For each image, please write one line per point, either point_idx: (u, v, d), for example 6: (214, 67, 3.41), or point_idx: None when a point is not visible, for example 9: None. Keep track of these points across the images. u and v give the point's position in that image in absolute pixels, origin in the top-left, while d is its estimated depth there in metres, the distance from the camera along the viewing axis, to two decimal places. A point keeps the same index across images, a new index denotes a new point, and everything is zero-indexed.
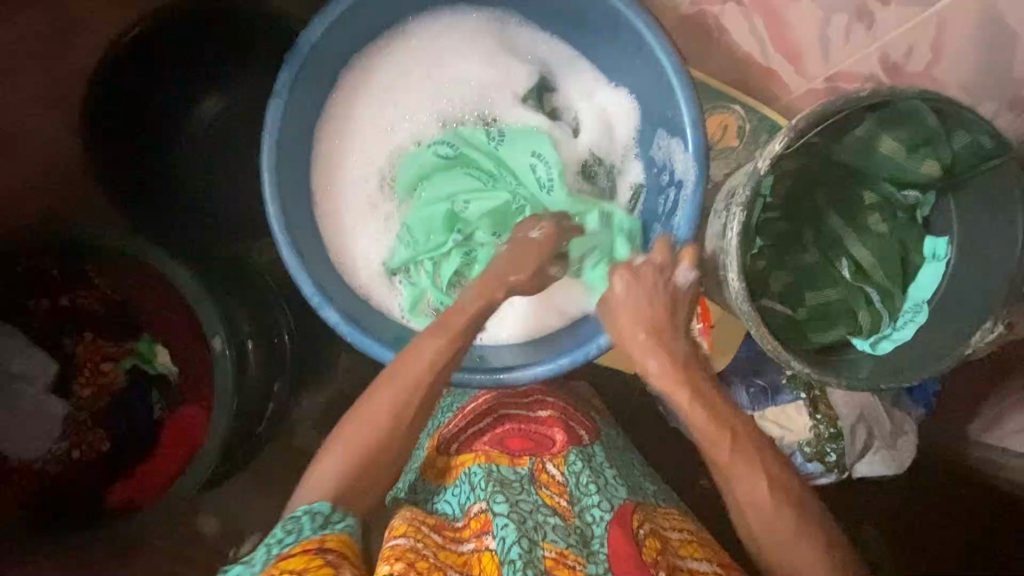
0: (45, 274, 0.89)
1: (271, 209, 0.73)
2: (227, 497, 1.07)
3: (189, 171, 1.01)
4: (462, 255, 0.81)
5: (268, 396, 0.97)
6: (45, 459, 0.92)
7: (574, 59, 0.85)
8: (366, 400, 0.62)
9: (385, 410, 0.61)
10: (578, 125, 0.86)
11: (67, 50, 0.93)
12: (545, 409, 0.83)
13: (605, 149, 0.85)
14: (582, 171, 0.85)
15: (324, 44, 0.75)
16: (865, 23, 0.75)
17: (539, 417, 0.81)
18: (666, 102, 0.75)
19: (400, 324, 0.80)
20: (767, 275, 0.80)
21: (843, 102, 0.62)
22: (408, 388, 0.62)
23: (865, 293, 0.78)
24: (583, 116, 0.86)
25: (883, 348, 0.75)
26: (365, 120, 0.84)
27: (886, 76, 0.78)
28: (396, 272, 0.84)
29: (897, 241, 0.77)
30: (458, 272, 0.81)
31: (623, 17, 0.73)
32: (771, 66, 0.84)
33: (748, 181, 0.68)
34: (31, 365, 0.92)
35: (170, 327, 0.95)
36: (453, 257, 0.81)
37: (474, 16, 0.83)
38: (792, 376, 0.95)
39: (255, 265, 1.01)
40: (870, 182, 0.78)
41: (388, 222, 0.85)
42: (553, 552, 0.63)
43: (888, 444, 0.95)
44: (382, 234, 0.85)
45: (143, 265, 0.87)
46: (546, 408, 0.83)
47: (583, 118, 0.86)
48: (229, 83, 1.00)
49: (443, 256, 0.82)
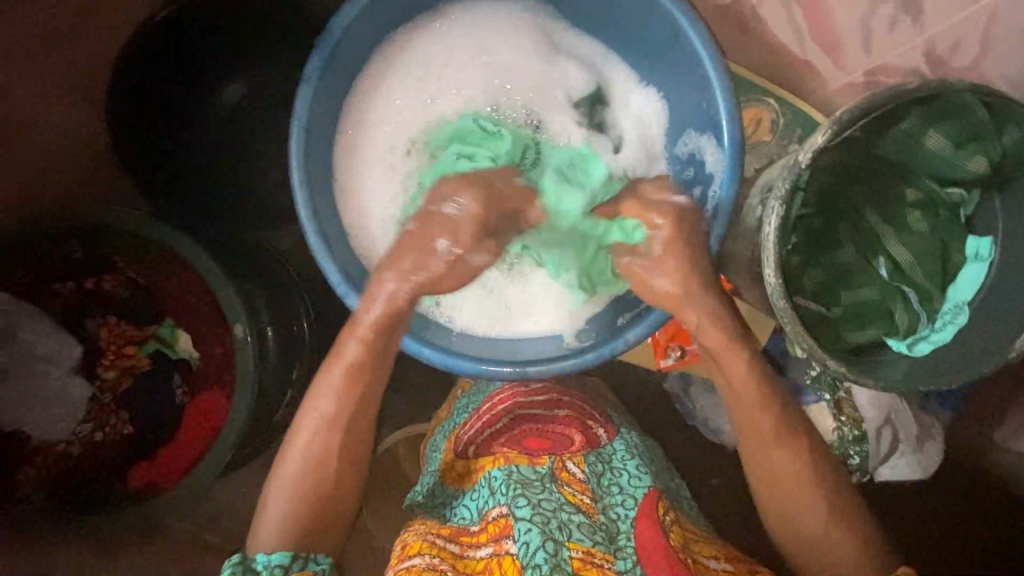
0: (70, 259, 0.90)
1: (298, 195, 0.73)
2: (243, 484, 1.07)
3: (215, 157, 1.01)
4: None
5: (287, 384, 0.97)
6: (70, 440, 0.94)
7: (608, 53, 0.84)
8: (296, 440, 0.68)
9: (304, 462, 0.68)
10: (620, 141, 0.83)
11: (92, 34, 0.93)
12: (562, 409, 0.79)
13: (642, 169, 0.82)
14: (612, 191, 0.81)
15: (352, 32, 0.74)
16: (910, 15, 0.73)
17: (556, 416, 0.78)
18: (702, 95, 0.74)
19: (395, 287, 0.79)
20: (801, 272, 0.79)
21: (890, 93, 0.61)
22: (326, 428, 0.68)
23: (902, 292, 0.77)
24: (627, 133, 0.83)
25: (920, 349, 0.74)
26: (393, 111, 0.82)
27: (929, 70, 0.76)
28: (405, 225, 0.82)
29: (938, 240, 0.75)
30: None
31: (661, 10, 0.72)
32: (809, 59, 0.82)
33: (787, 174, 0.67)
34: (55, 348, 0.93)
35: (191, 312, 0.95)
36: None
37: (517, 10, 0.82)
38: (816, 377, 0.93)
39: (275, 252, 1.01)
40: (912, 179, 0.75)
41: (405, 183, 0.83)
42: (580, 553, 0.64)
43: (914, 448, 0.94)
44: (396, 199, 0.83)
45: (166, 250, 0.88)
46: (563, 408, 0.79)
47: (625, 132, 0.83)
48: (256, 69, 1.00)
49: None
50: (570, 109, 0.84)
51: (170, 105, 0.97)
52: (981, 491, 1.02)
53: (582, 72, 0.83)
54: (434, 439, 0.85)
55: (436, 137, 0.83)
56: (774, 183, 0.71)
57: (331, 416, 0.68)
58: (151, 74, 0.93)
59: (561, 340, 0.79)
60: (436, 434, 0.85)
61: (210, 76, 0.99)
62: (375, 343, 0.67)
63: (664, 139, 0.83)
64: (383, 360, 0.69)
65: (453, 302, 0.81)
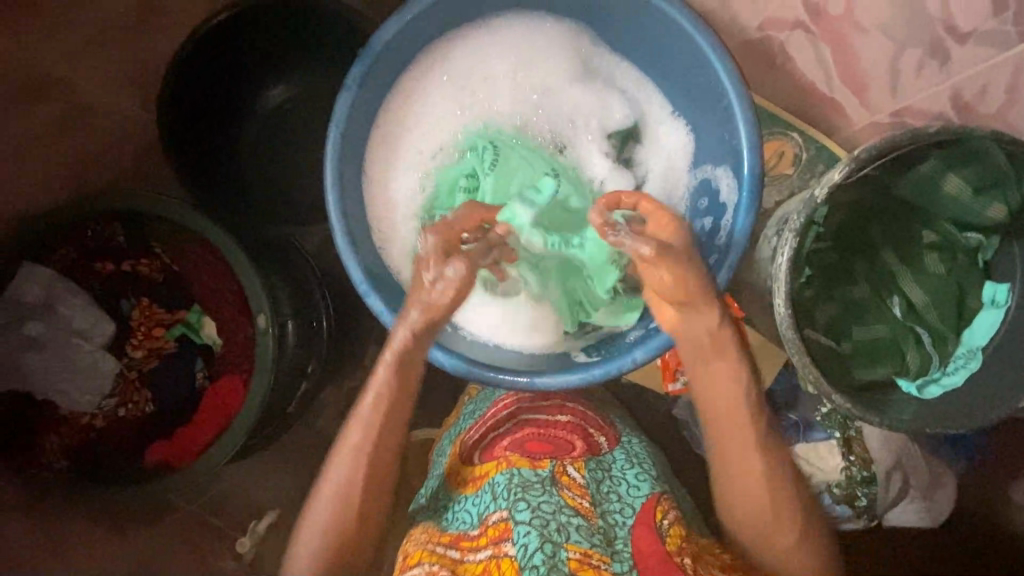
0: (113, 240, 0.95)
1: (331, 198, 0.76)
2: (251, 472, 1.10)
3: (253, 155, 1.07)
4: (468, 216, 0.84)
5: (301, 377, 1.00)
6: (95, 413, 0.98)
7: (645, 80, 0.85)
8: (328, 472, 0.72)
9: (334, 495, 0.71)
10: (644, 179, 0.87)
11: (151, 33, 0.99)
12: (565, 415, 0.82)
13: None
14: None
15: (396, 42, 0.77)
16: (938, 59, 0.74)
17: (558, 422, 0.80)
18: (724, 125, 0.76)
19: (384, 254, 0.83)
20: (813, 305, 0.79)
21: (910, 135, 0.62)
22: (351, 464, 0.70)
23: (914, 332, 0.77)
24: (653, 172, 0.86)
25: (930, 392, 0.73)
26: (428, 125, 0.86)
27: (955, 116, 0.75)
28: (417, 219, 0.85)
29: (954, 282, 0.75)
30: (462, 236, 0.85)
31: (691, 37, 0.74)
32: (835, 97, 0.82)
33: (803, 208, 0.68)
34: (90, 324, 0.98)
35: (218, 301, 0.99)
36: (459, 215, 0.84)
37: (558, 29, 0.83)
38: (826, 415, 0.93)
39: (301, 249, 1.05)
40: (931, 222, 0.76)
41: (422, 180, 0.86)
42: (578, 553, 0.65)
43: (924, 494, 0.93)
44: (416, 194, 0.86)
45: (205, 243, 0.94)
46: (566, 414, 0.82)
47: (651, 170, 0.87)
48: (300, 76, 1.07)
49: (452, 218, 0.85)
50: (601, 141, 0.87)
51: (220, 107, 1.04)
52: (996, 546, 0.97)
53: (620, 99, 0.86)
54: (441, 445, 0.87)
55: (461, 146, 0.86)
56: (789, 217, 0.73)
57: (359, 448, 0.70)
58: (205, 71, 0.98)
59: (568, 355, 0.81)
60: (443, 441, 0.87)
61: (257, 80, 1.05)
62: (393, 381, 0.69)
63: (688, 169, 0.84)
64: (411, 386, 0.70)
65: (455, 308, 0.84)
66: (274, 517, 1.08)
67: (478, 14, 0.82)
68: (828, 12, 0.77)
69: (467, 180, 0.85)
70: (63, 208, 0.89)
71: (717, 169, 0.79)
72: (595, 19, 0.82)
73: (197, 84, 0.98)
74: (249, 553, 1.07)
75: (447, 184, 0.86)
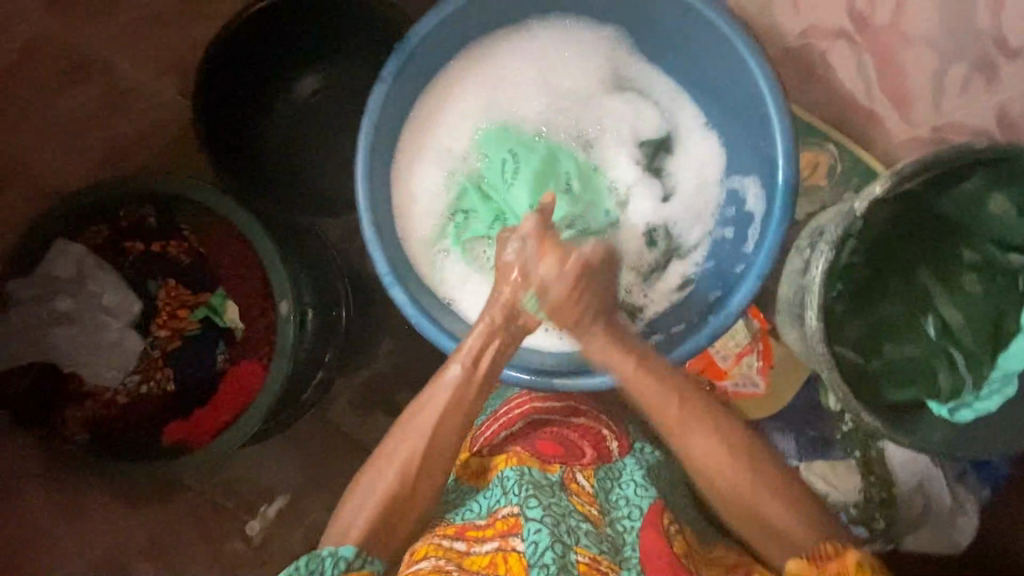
0: (144, 221, 0.98)
1: (360, 190, 0.76)
2: (263, 458, 1.11)
3: (280, 144, 1.07)
4: (494, 220, 0.84)
5: (318, 364, 1.01)
6: (117, 388, 1.00)
7: (682, 93, 0.85)
8: (382, 456, 0.71)
9: (387, 482, 0.69)
10: (671, 191, 0.84)
11: (192, 22, 1.01)
12: (579, 417, 0.83)
13: (681, 225, 0.84)
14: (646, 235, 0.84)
15: (433, 37, 0.77)
16: (986, 75, 0.69)
17: (573, 423, 0.82)
18: (759, 133, 0.76)
19: (402, 244, 0.83)
20: (843, 319, 0.77)
21: (953, 152, 0.62)
22: (412, 453, 0.69)
23: (948, 353, 0.75)
24: (681, 185, 0.84)
25: (962, 416, 0.73)
26: (457, 119, 0.85)
27: (1000, 134, 0.72)
28: (441, 217, 0.85)
29: (993, 306, 0.73)
30: (482, 234, 0.85)
31: (730, 44, 0.73)
32: (874, 109, 0.80)
33: (840, 221, 0.69)
34: (118, 302, 0.99)
35: (241, 285, 1.00)
36: (483, 218, 0.85)
37: (595, 31, 0.83)
38: (845, 434, 0.92)
39: (323, 239, 1.06)
40: (971, 241, 0.73)
41: (446, 176, 0.85)
42: (586, 557, 0.66)
43: (943, 522, 0.91)
44: (438, 191, 0.85)
45: (230, 224, 0.96)
46: (580, 416, 0.83)
47: (679, 182, 0.84)
48: (331, 65, 1.07)
49: (474, 214, 0.85)
50: (630, 146, 0.85)
51: (254, 94, 1.05)
52: None
53: (650, 106, 0.85)
54: None
55: (488, 143, 0.85)
56: (824, 228, 0.73)
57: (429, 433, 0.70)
58: (233, 62, 0.99)
59: None
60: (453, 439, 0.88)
61: (292, 68, 1.06)
62: (467, 375, 0.71)
63: (719, 181, 0.83)
64: (484, 386, 0.72)
65: (463, 300, 0.84)
66: (284, 501, 1.10)
67: (518, 11, 0.81)
68: (874, 23, 0.73)
69: (489, 184, 0.85)
70: (101, 188, 0.92)
71: (744, 178, 0.80)
72: (634, 21, 0.81)
73: (228, 70, 0.99)
74: (259, 535, 1.09)
75: (469, 183, 0.85)
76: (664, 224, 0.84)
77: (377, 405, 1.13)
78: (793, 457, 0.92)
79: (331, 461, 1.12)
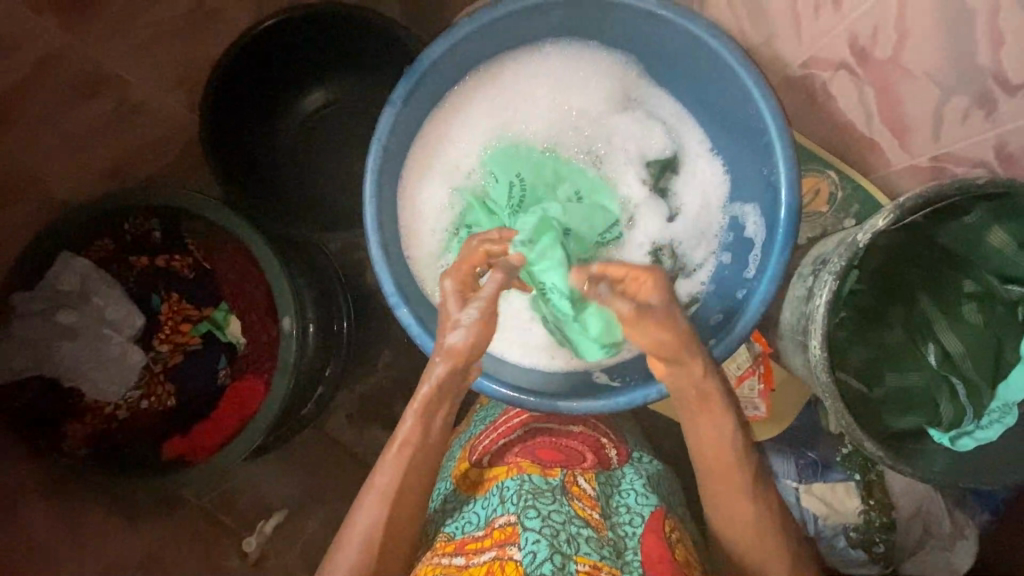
0: (149, 236, 0.99)
1: (369, 210, 0.77)
2: (263, 471, 1.12)
3: (286, 158, 1.09)
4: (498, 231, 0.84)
5: (320, 379, 1.01)
6: (118, 403, 1.00)
7: (688, 116, 0.86)
8: (368, 489, 0.71)
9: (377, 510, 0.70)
10: (678, 211, 0.86)
11: (203, 38, 1.02)
12: (577, 425, 0.84)
13: (688, 246, 0.85)
14: (652, 253, 0.86)
15: (442, 61, 0.78)
16: (985, 110, 0.69)
17: (571, 431, 0.83)
18: (763, 161, 0.77)
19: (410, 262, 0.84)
20: (845, 347, 0.81)
21: (955, 187, 0.63)
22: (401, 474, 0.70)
23: (949, 382, 0.75)
24: (686, 206, 0.85)
25: (963, 444, 0.74)
26: (464, 140, 0.86)
27: (999, 165, 0.72)
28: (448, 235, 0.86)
29: (993, 336, 0.74)
30: None
31: (736, 74, 0.74)
32: (874, 137, 0.82)
33: (844, 251, 0.70)
34: (121, 316, 0.99)
35: (244, 300, 1.01)
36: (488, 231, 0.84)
37: (602, 54, 0.84)
38: (846, 457, 0.93)
39: (326, 253, 1.06)
40: (970, 270, 0.75)
41: (453, 195, 0.86)
42: (587, 566, 0.65)
43: (943, 546, 0.92)
44: (445, 209, 0.86)
45: (237, 242, 0.96)
46: (578, 424, 0.85)
47: (685, 203, 0.86)
48: (336, 83, 1.08)
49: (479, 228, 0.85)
50: (638, 166, 0.86)
51: (263, 108, 1.06)
52: None
53: (657, 129, 0.86)
54: (451, 449, 0.88)
55: (496, 164, 0.85)
56: (828, 258, 0.74)
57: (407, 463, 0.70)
58: (243, 78, 1.00)
59: (591, 376, 0.81)
60: (453, 446, 0.88)
61: (298, 84, 1.07)
62: (420, 428, 0.70)
63: (721, 207, 0.84)
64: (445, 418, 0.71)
65: None
66: (281, 517, 1.10)
67: (527, 35, 0.82)
68: (874, 55, 0.73)
69: (493, 203, 0.85)
70: (97, 203, 0.92)
71: (745, 206, 0.81)
72: (642, 48, 0.82)
73: (239, 86, 1.00)
74: (254, 552, 1.08)
75: (475, 202, 0.85)
76: (670, 245, 0.84)
77: (375, 419, 1.13)
78: (793, 479, 0.93)
79: (329, 474, 1.12)
